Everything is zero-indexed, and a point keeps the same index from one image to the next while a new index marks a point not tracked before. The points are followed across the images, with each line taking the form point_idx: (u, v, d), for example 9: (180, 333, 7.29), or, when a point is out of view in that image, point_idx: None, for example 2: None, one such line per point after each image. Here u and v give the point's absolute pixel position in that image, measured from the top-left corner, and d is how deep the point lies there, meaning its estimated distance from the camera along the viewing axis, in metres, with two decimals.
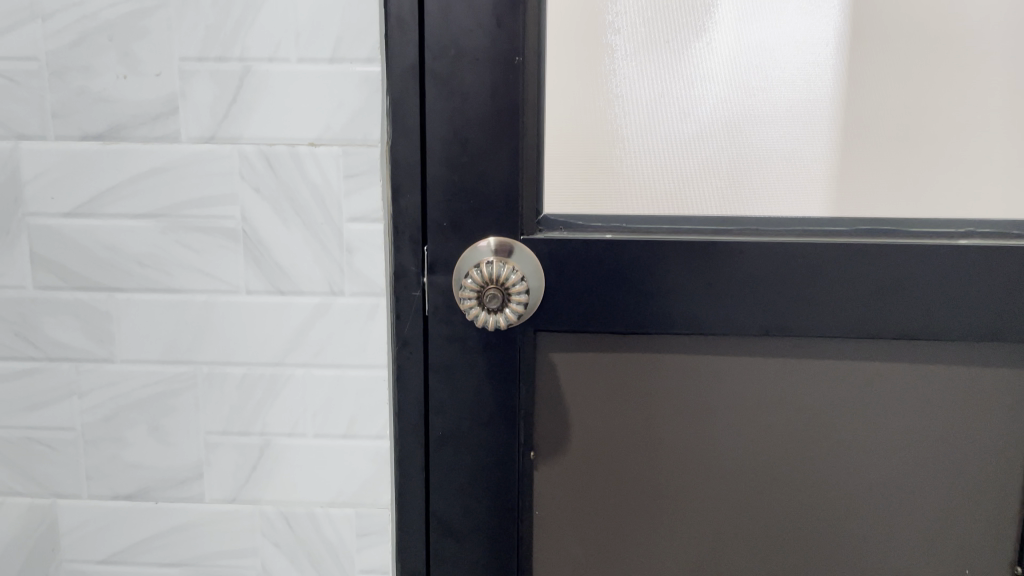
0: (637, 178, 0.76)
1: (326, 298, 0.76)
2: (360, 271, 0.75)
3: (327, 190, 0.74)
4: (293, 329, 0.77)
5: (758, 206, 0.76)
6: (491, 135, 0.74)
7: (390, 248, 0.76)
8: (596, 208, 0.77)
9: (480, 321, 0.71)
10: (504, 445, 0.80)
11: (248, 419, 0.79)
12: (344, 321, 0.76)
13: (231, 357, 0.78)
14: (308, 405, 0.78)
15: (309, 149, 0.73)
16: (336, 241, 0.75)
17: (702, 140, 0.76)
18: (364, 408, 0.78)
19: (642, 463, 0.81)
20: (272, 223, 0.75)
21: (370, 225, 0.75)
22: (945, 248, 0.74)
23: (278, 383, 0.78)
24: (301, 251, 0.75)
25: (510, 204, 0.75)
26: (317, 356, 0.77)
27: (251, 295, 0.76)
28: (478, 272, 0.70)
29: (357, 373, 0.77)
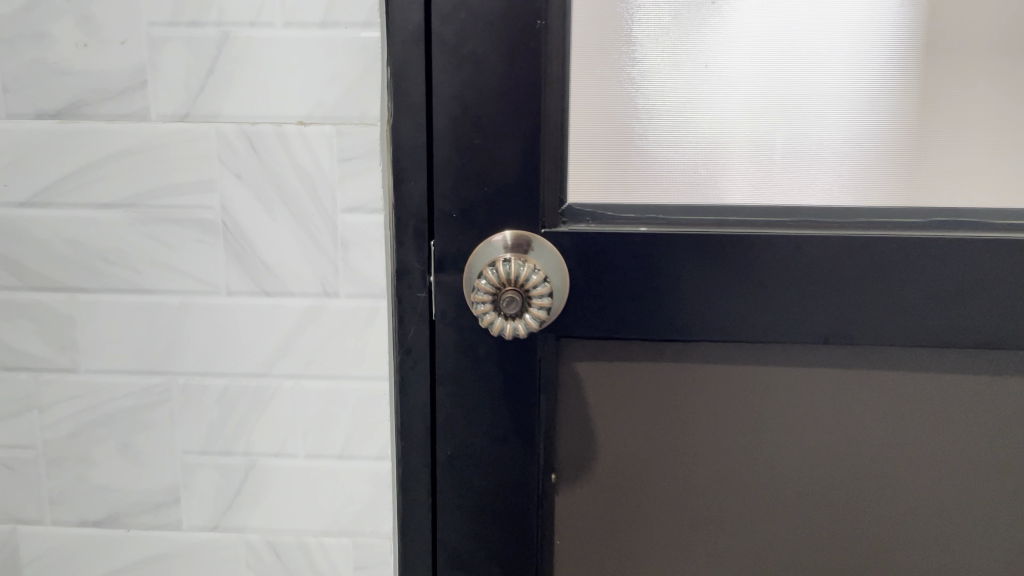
0: (675, 163, 0.66)
1: (318, 300, 0.66)
2: (357, 269, 0.66)
3: (319, 176, 0.64)
4: (281, 335, 0.67)
5: (814, 194, 0.66)
6: (507, 113, 0.64)
7: (392, 244, 0.66)
8: (627, 196, 0.67)
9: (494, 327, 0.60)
10: (521, 468, 0.70)
11: (230, 437, 0.69)
12: (339, 326, 0.67)
13: (209, 367, 0.68)
14: (298, 422, 0.68)
15: (298, 128, 0.64)
16: (329, 234, 0.65)
17: (750, 117, 0.65)
18: (362, 425, 0.68)
19: (680, 487, 0.71)
20: (255, 215, 0.65)
21: (367, 216, 0.65)
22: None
23: (264, 397, 0.68)
24: (289, 246, 0.66)
25: (528, 192, 0.65)
26: (308, 366, 0.67)
27: (231, 297, 0.67)
28: (493, 270, 0.60)
29: (354, 386, 0.67)
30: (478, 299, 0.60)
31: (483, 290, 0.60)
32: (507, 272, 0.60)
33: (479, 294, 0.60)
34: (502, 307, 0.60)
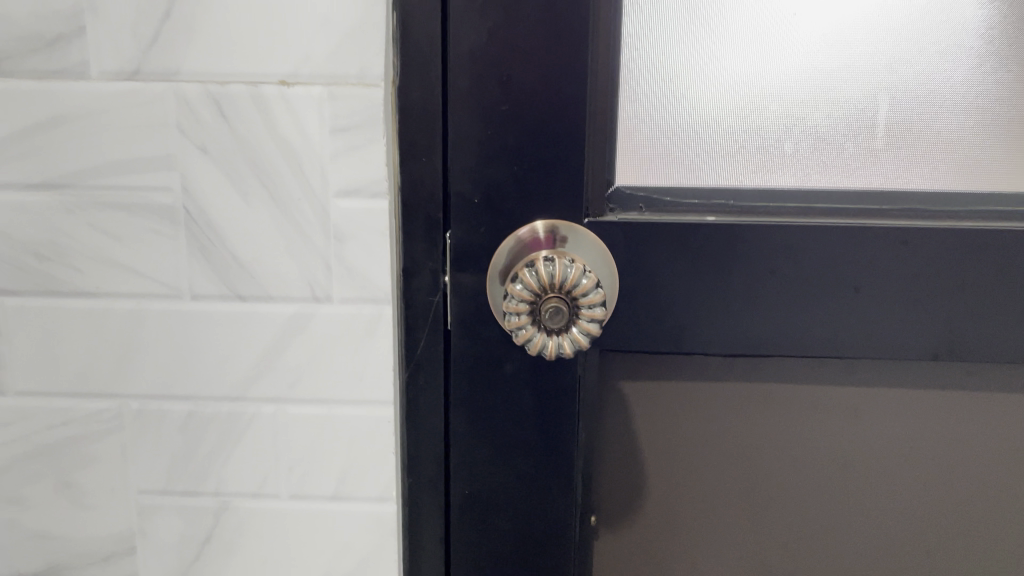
0: (749, 141, 0.54)
1: (306, 306, 0.53)
2: (355, 267, 0.52)
3: (307, 151, 0.51)
4: (258, 350, 0.54)
5: (921, 176, 0.54)
6: (545, 72, 0.51)
7: (398, 236, 0.53)
8: (689, 178, 0.54)
9: (532, 344, 0.47)
10: (555, 510, 0.58)
11: (196, 475, 0.56)
12: (332, 338, 0.53)
13: (170, 389, 0.55)
14: (281, 455, 0.55)
15: (279, 90, 0.50)
16: (319, 223, 0.52)
17: (846, 80, 0.53)
18: (361, 460, 0.55)
19: (744, 530, 0.59)
20: (225, 200, 0.52)
21: (367, 201, 0.51)
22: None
23: (238, 425, 0.55)
24: (270, 239, 0.52)
25: (568, 171, 0.52)
26: (293, 388, 0.54)
27: (196, 303, 0.53)
28: (534, 272, 0.47)
29: (351, 413, 0.54)
30: (510, 308, 0.47)
31: (517, 297, 0.47)
32: (551, 276, 0.47)
33: (513, 303, 0.47)
34: (541, 319, 0.47)
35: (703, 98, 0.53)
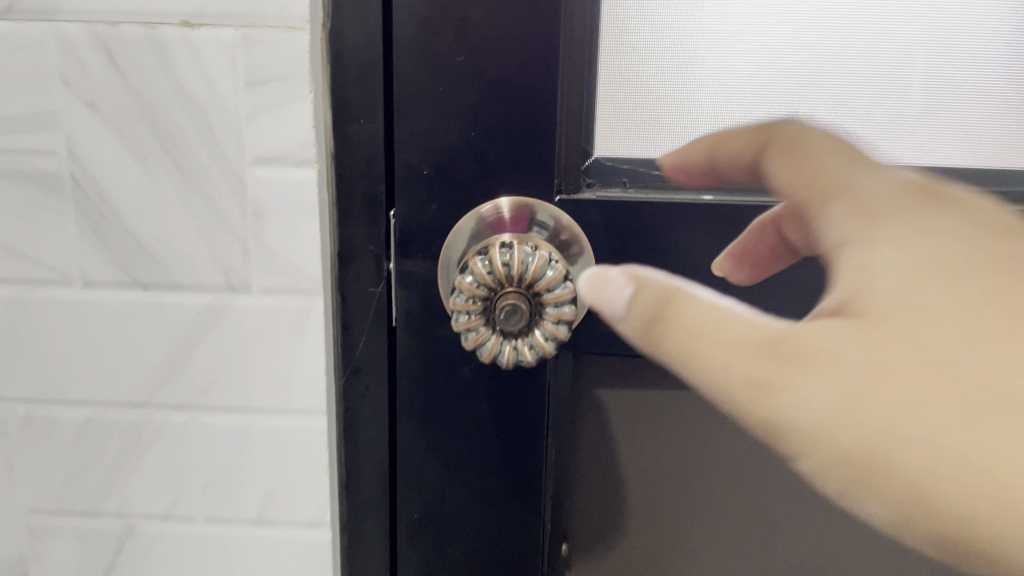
0: (759, 105, 0.44)
1: (220, 297, 0.44)
2: (278, 252, 0.43)
3: (218, 110, 0.42)
4: (165, 349, 0.45)
5: (956, 151, 0.45)
6: (508, 15, 0.42)
7: (332, 213, 0.44)
8: (684, 148, 0.45)
9: (487, 350, 0.38)
10: (520, 539, 0.49)
11: (95, 494, 0.47)
12: (252, 335, 0.45)
13: (61, 394, 0.46)
14: (195, 472, 0.47)
15: (182, 33, 0.41)
16: (234, 198, 0.43)
17: (878, 31, 0.43)
18: (288, 479, 0.47)
19: (740, 559, 0.51)
20: (122, 169, 0.43)
21: (292, 172, 0.42)
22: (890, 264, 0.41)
23: (143, 437, 0.46)
24: (175, 217, 0.43)
25: (537, 138, 0.43)
26: (207, 394, 0.45)
27: (89, 292, 0.44)
28: (487, 262, 0.38)
29: (276, 424, 0.46)
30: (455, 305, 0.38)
31: (467, 293, 0.38)
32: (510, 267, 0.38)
33: (462, 298, 0.38)
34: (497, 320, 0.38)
35: (703, 51, 0.43)
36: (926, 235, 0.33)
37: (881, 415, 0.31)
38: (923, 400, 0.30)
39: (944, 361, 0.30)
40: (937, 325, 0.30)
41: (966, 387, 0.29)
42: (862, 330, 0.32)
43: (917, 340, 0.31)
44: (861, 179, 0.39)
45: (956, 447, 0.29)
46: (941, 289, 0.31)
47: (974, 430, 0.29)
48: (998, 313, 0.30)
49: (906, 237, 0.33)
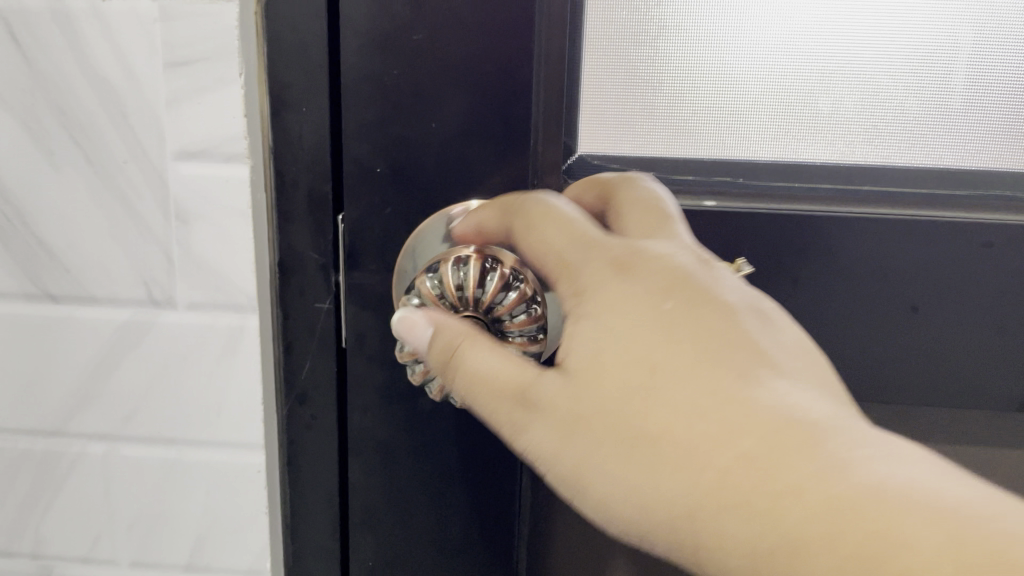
0: (772, 95, 0.37)
1: (141, 312, 0.38)
2: (205, 262, 0.37)
3: (134, 96, 0.36)
4: (80, 371, 0.39)
5: (1008, 149, 0.38)
6: None
7: (271, 217, 0.38)
8: (683, 144, 0.39)
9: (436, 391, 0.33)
10: None
11: (6, 531, 0.42)
12: (177, 357, 0.39)
13: None
14: (116, 510, 0.41)
15: (89, 4, 0.35)
16: (154, 199, 0.37)
17: (916, 7, 0.36)
18: (222, 521, 0.41)
19: None
20: (25, 163, 0.37)
21: (222, 169, 0.36)
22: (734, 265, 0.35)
23: (58, 469, 0.41)
24: (86, 219, 0.37)
25: (509, 132, 0.37)
26: (128, 422, 0.40)
27: None
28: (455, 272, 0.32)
29: (206, 459, 0.40)
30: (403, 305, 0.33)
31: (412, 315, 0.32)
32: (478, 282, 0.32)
33: None
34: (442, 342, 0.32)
35: (706, 32, 0.37)
36: (652, 293, 0.28)
37: (619, 491, 0.26)
38: (653, 487, 0.25)
39: (683, 446, 0.25)
40: (682, 396, 0.25)
41: (704, 486, 0.24)
42: (587, 386, 0.27)
43: (650, 419, 0.25)
44: (587, 266, 0.29)
45: (638, 517, 0.25)
46: (690, 362, 0.26)
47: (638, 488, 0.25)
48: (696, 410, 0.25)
49: (638, 305, 0.27)
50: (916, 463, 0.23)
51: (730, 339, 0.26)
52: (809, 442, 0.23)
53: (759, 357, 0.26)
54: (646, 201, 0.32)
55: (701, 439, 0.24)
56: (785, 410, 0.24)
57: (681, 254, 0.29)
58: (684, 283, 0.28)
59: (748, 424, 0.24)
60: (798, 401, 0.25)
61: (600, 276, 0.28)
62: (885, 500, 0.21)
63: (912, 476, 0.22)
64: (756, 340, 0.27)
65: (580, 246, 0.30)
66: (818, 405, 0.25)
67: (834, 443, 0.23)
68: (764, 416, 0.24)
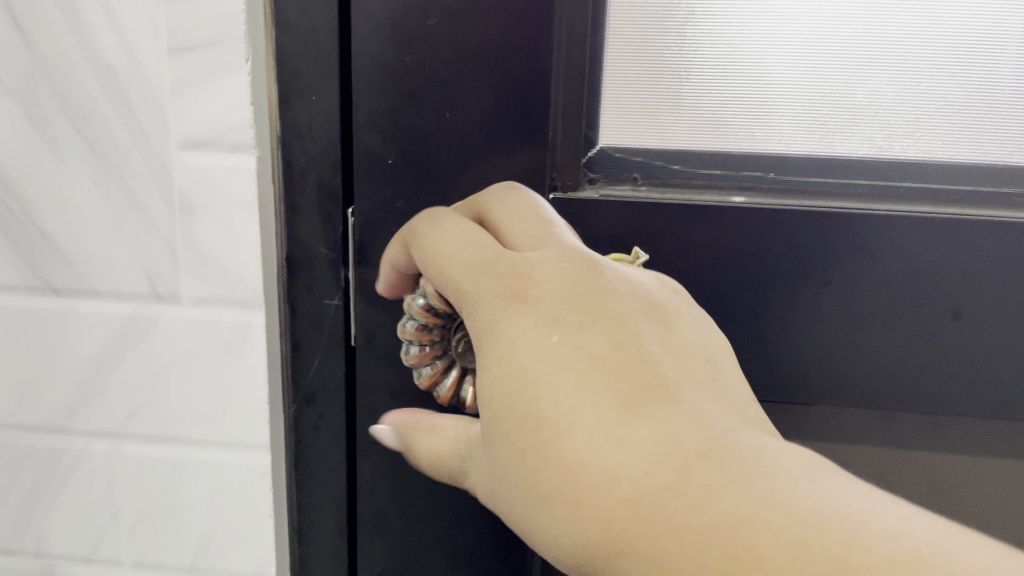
0: (807, 85, 0.35)
1: (144, 307, 0.37)
2: (211, 255, 0.36)
3: (138, 83, 0.34)
4: (83, 365, 0.38)
5: None
6: None
7: (279, 210, 0.37)
8: (710, 135, 0.37)
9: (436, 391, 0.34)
10: None
11: (9, 529, 0.41)
12: (181, 353, 0.37)
13: None
14: (119, 510, 0.40)
15: None
16: (158, 189, 0.35)
17: None
18: (226, 524, 0.39)
19: None
20: (28, 152, 0.36)
21: (227, 159, 0.35)
22: (632, 254, 0.34)
23: (61, 466, 0.40)
24: (89, 209, 0.36)
25: (527, 121, 0.35)
26: (131, 420, 0.38)
27: None
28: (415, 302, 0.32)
29: (210, 459, 0.39)
30: (410, 356, 0.34)
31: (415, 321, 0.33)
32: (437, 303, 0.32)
33: (410, 326, 0.33)
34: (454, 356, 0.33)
35: (736, 17, 0.35)
36: (537, 323, 0.26)
37: (544, 527, 0.25)
38: (569, 522, 0.24)
39: (590, 481, 0.24)
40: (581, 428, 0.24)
41: (614, 522, 0.23)
42: (498, 428, 0.26)
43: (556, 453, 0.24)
44: (478, 302, 0.28)
45: (563, 553, 0.25)
46: (592, 391, 0.25)
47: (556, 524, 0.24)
48: (597, 442, 0.24)
49: (527, 342, 0.26)
50: (816, 478, 0.23)
51: (618, 354, 0.26)
52: (703, 463, 0.23)
53: (649, 369, 0.26)
54: (522, 210, 0.32)
55: (608, 469, 0.24)
56: (678, 431, 0.24)
57: (566, 264, 0.28)
58: (573, 302, 0.27)
59: (653, 451, 0.24)
60: (692, 418, 0.25)
61: (493, 310, 0.27)
62: (784, 518, 0.21)
63: (808, 483, 0.22)
64: (647, 348, 0.27)
65: (471, 276, 0.29)
66: (704, 420, 0.25)
67: (736, 465, 0.23)
68: (664, 439, 0.24)
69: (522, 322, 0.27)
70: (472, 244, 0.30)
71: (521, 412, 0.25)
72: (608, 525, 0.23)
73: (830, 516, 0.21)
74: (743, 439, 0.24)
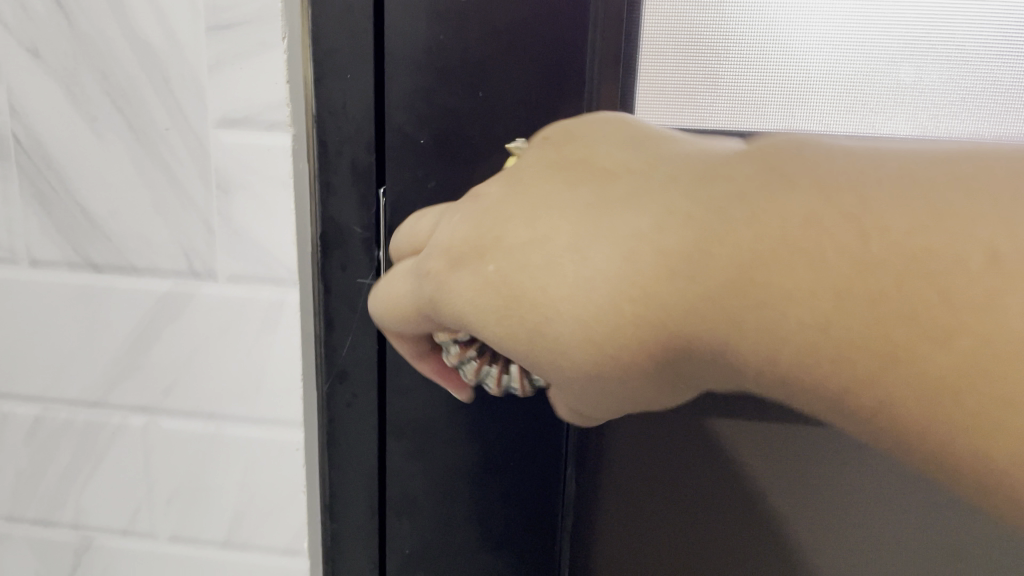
0: (848, 64, 0.35)
1: (181, 283, 0.37)
2: (246, 232, 0.36)
3: (177, 60, 0.35)
4: (121, 341, 0.39)
5: None
6: None
7: (313, 188, 0.37)
8: (747, 117, 0.36)
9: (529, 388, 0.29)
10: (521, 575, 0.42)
11: (47, 501, 0.42)
12: (217, 330, 0.38)
13: (9, 386, 0.40)
14: (155, 484, 0.40)
15: None
16: (195, 166, 0.36)
17: None
18: (258, 499, 0.40)
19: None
20: (69, 130, 0.36)
21: (264, 137, 0.35)
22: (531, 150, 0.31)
23: (100, 439, 0.40)
24: (129, 186, 0.36)
25: (562, 103, 0.35)
26: (167, 395, 0.39)
27: (36, 271, 0.38)
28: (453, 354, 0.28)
29: (245, 435, 0.39)
30: (493, 390, 0.30)
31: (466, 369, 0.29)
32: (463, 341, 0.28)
33: (468, 373, 0.29)
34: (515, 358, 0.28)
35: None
36: (475, 287, 0.23)
37: (615, 384, 0.23)
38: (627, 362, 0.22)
39: (594, 320, 0.21)
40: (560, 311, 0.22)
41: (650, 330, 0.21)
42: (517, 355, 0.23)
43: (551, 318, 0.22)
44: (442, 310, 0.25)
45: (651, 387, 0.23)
46: (523, 239, 0.22)
47: (617, 379, 0.22)
48: (564, 285, 0.22)
49: (472, 283, 0.23)
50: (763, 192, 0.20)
51: (532, 219, 0.23)
52: (670, 230, 0.21)
53: (576, 194, 0.23)
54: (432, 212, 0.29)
55: (591, 301, 0.21)
56: (630, 215, 0.21)
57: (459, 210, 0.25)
58: (476, 234, 0.24)
59: (631, 265, 0.21)
60: (623, 192, 0.22)
61: (441, 287, 0.25)
62: (778, 258, 0.19)
63: (784, 189, 0.20)
64: (561, 178, 0.23)
65: (419, 297, 0.26)
66: (645, 181, 0.22)
67: (680, 225, 0.21)
68: (611, 236, 0.21)
69: (465, 294, 0.24)
70: (405, 277, 0.27)
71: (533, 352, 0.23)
72: (676, 338, 0.21)
73: (824, 206, 0.19)
74: (710, 178, 0.21)
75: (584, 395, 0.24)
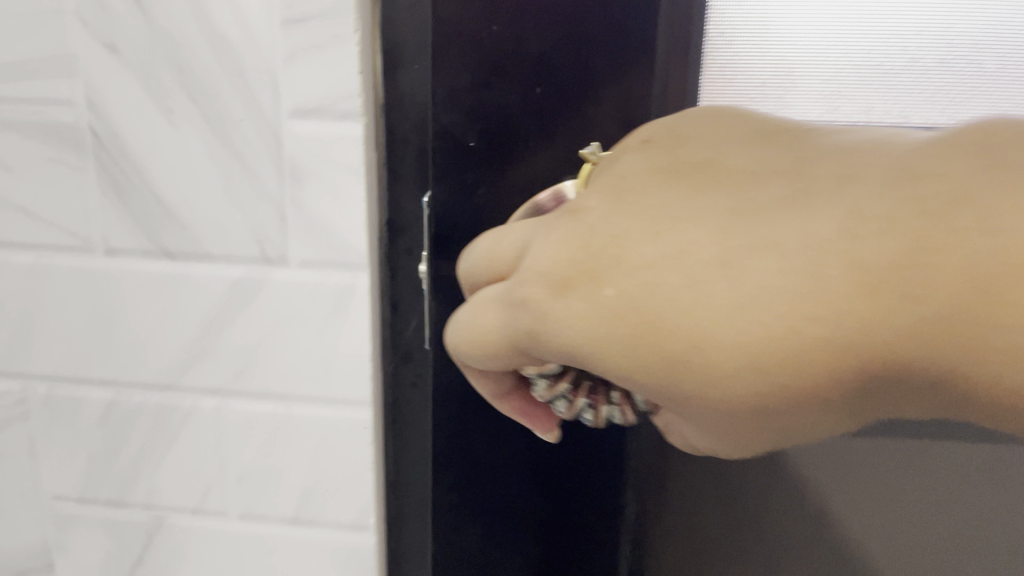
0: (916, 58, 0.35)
1: (254, 269, 0.39)
2: (318, 218, 0.38)
3: (253, 53, 0.36)
4: (194, 325, 0.40)
5: None
6: None
7: (380, 175, 0.38)
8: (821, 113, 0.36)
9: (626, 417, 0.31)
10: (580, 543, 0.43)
11: (120, 482, 0.43)
12: (288, 313, 0.39)
13: (84, 371, 0.41)
14: (227, 464, 0.42)
15: None
16: (269, 155, 0.37)
17: None
18: (327, 477, 0.41)
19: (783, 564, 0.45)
20: (146, 122, 0.37)
21: (335, 126, 0.36)
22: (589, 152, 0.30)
23: (173, 422, 0.42)
24: (203, 175, 0.38)
25: (621, 89, 0.37)
26: (239, 377, 0.40)
27: (112, 259, 0.40)
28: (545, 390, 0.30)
29: (315, 413, 0.41)
30: (593, 420, 0.31)
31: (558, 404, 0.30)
32: (553, 376, 0.29)
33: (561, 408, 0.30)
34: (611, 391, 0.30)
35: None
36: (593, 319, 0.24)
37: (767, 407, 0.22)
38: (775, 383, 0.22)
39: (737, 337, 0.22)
40: (754, 323, 0.21)
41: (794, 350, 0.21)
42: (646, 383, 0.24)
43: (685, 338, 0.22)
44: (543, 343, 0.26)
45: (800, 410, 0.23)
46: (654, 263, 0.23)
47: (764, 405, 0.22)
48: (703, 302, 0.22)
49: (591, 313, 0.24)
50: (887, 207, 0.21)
51: (655, 238, 0.23)
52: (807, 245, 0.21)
53: (696, 206, 0.23)
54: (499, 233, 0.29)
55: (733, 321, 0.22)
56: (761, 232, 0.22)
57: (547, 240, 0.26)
58: (585, 258, 0.24)
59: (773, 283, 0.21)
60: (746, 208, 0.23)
61: (549, 320, 0.25)
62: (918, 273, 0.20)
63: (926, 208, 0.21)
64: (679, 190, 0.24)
65: (515, 328, 0.26)
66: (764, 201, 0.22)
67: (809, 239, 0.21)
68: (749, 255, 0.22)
69: (574, 323, 0.24)
70: (490, 307, 0.27)
71: (679, 381, 0.23)
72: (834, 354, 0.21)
73: (959, 216, 0.20)
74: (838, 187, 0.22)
75: (732, 424, 0.23)
